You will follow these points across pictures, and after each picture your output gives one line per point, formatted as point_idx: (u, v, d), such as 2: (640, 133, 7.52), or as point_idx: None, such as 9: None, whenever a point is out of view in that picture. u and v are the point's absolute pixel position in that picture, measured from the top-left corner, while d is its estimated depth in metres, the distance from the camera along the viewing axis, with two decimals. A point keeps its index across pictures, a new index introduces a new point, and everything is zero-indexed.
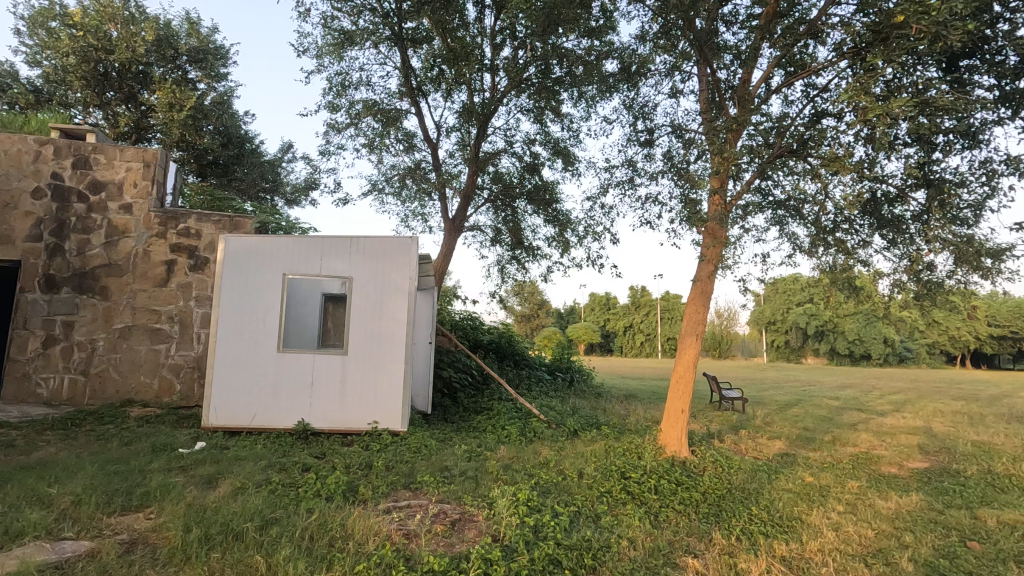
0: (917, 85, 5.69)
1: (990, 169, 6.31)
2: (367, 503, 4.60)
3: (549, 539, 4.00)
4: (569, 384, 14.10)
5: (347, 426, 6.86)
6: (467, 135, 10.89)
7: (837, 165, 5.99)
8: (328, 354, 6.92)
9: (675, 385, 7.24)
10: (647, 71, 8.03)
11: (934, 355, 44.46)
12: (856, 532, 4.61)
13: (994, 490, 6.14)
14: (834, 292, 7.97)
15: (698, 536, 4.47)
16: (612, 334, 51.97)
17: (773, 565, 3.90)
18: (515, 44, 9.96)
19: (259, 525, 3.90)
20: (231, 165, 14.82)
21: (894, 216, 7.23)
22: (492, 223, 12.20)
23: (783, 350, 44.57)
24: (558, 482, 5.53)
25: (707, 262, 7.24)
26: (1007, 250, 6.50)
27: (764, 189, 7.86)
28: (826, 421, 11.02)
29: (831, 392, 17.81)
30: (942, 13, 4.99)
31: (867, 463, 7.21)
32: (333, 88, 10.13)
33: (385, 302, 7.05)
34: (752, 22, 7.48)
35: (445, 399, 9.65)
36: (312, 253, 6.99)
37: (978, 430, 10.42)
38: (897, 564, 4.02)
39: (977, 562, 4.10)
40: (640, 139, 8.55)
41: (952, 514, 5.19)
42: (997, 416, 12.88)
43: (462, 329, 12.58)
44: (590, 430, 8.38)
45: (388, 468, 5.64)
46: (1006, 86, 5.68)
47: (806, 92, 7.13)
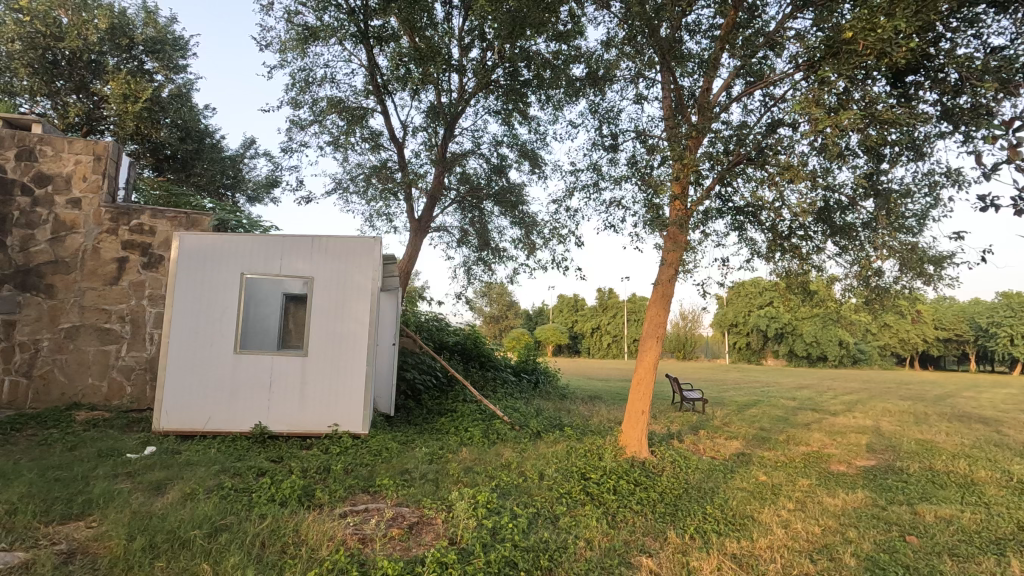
0: (867, 98, 5.92)
1: (933, 180, 6.62)
2: (323, 508, 4.52)
3: (507, 542, 4.00)
4: (535, 385, 14.18)
5: (306, 429, 6.73)
6: (434, 135, 10.81)
7: (791, 173, 6.20)
8: (287, 356, 6.77)
9: (636, 386, 7.36)
10: (613, 77, 8.16)
11: (885, 356, 46.45)
12: (804, 529, 4.77)
13: (934, 486, 6.45)
14: (789, 296, 8.24)
15: (653, 536, 4.55)
16: (580, 335, 52.55)
17: (724, 563, 3.99)
18: (483, 45, 9.95)
19: (208, 531, 3.79)
20: (189, 160, 14.30)
21: (845, 223, 7.52)
22: (459, 224, 12.19)
23: (744, 352, 45.90)
24: (519, 483, 5.55)
25: (667, 266, 7.44)
26: (948, 258, 6.85)
27: (724, 194, 8.06)
28: (782, 421, 11.37)
29: (788, 393, 18.45)
30: (888, 30, 5.24)
31: (819, 462, 7.46)
32: (297, 84, 9.92)
33: (348, 303, 6.95)
34: (714, 32, 7.68)
35: (409, 401, 9.60)
36: (271, 253, 6.83)
37: (922, 429, 10.95)
38: (840, 559, 4.17)
39: (915, 555, 4.30)
40: (605, 144, 8.68)
41: (894, 510, 5.43)
42: (940, 416, 13.56)
43: (427, 330, 12.52)
44: (553, 431, 8.44)
45: (347, 471, 5.56)
46: (948, 102, 5.95)
47: (765, 102, 7.37)
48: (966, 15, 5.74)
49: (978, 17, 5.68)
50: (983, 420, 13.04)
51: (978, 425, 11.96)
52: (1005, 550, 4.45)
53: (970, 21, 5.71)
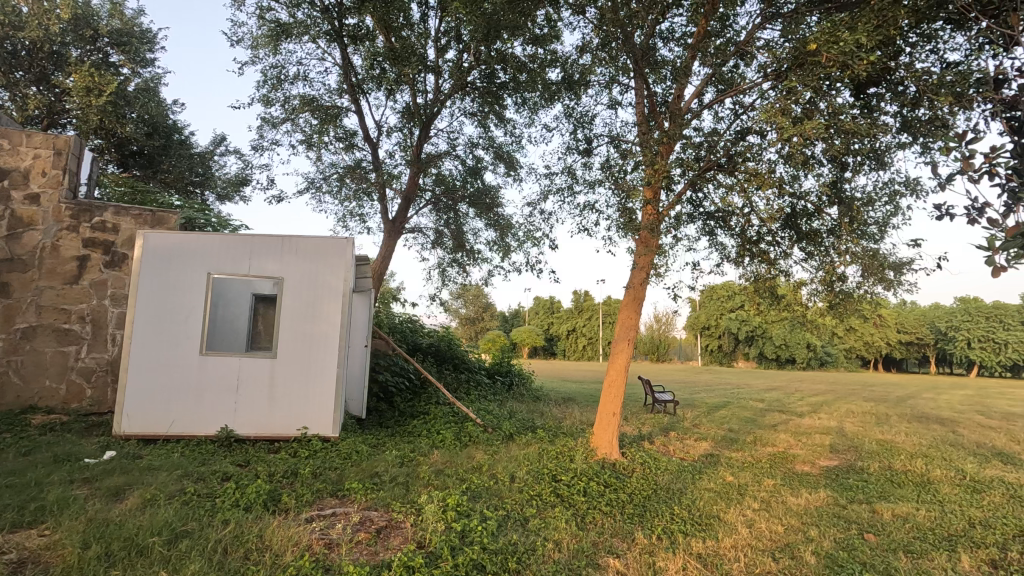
0: (831, 109, 6.09)
1: (893, 190, 6.86)
2: (288, 513, 4.45)
3: (475, 544, 4.00)
4: (509, 387, 14.18)
5: (274, 432, 6.61)
6: (409, 136, 10.76)
7: (759, 180, 6.35)
8: (256, 358, 6.64)
9: (608, 389, 7.42)
10: (588, 82, 8.24)
11: (851, 359, 47.75)
12: (768, 528, 4.89)
13: (892, 486, 6.66)
14: (758, 300, 8.43)
15: (621, 537, 4.60)
16: (555, 338, 52.81)
17: (689, 563, 4.05)
18: (459, 47, 9.92)
19: (168, 538, 3.69)
20: (157, 156, 13.99)
21: (811, 230, 7.70)
22: (434, 225, 12.15)
23: (715, 354, 46.79)
24: (490, 485, 5.56)
25: (639, 269, 7.55)
26: (907, 264, 7.11)
27: (696, 200, 8.21)
28: (750, 422, 11.62)
29: (757, 395, 18.85)
30: (849, 44, 5.42)
31: (783, 462, 7.66)
32: (268, 81, 9.77)
33: (319, 304, 6.86)
34: (686, 40, 7.82)
35: (382, 403, 9.51)
36: (240, 252, 6.70)
37: (883, 430, 11.32)
38: (801, 557, 4.29)
39: (872, 552, 4.44)
40: (579, 148, 8.76)
41: (854, 509, 5.59)
42: (900, 417, 14.04)
43: (401, 332, 12.43)
44: (525, 434, 8.46)
45: (315, 475, 5.48)
46: (907, 114, 6.20)
47: (734, 110, 7.53)
48: (924, 31, 5.96)
49: (936, 33, 5.91)
50: (940, 421, 13.52)
51: (936, 426, 12.44)
52: (956, 546, 4.62)
53: (928, 36, 5.93)
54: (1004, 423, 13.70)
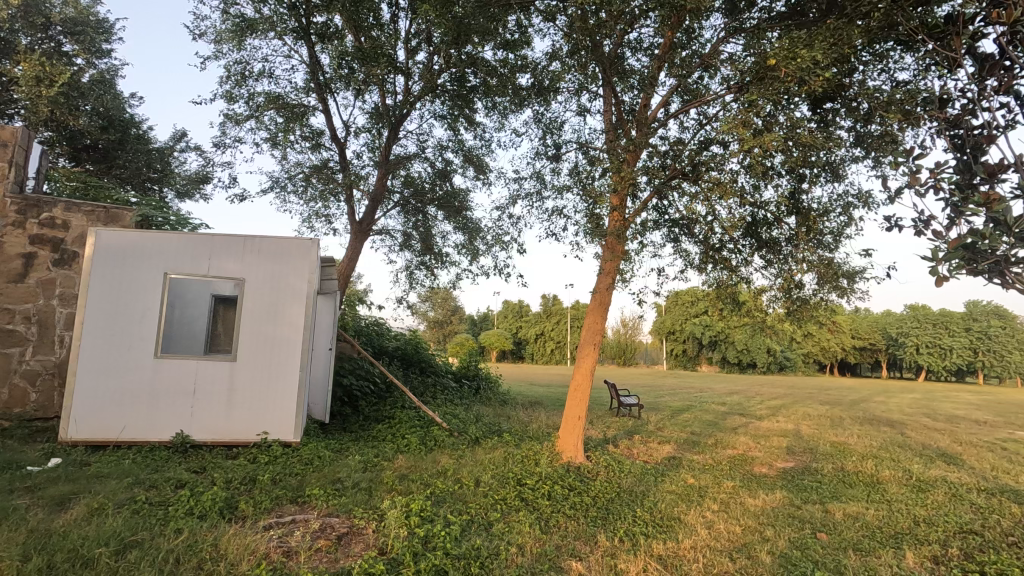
0: (789, 122, 6.30)
1: (846, 202, 7.15)
2: (246, 520, 4.34)
3: (438, 550, 3.97)
4: (476, 391, 14.14)
5: (233, 437, 6.43)
6: (378, 137, 10.66)
7: (721, 190, 6.53)
8: (214, 361, 6.44)
9: (574, 393, 7.48)
10: (557, 88, 8.33)
11: (809, 363, 49.34)
12: (726, 528, 5.02)
13: (844, 486, 6.91)
14: (720, 306, 8.65)
15: (584, 539, 4.64)
16: (524, 342, 52.98)
17: (650, 564, 4.12)
18: (430, 49, 9.89)
19: (115, 549, 3.54)
20: (112, 151, 13.46)
21: (770, 238, 7.93)
22: (402, 227, 12.05)
23: (681, 358, 47.75)
24: (454, 490, 5.53)
25: (605, 274, 7.66)
26: (859, 273, 7.42)
27: (661, 207, 8.38)
28: (712, 425, 11.89)
29: (719, 399, 19.30)
30: (806, 61, 5.64)
31: (742, 465, 7.86)
32: (232, 77, 9.53)
33: (282, 306, 6.72)
34: (653, 51, 7.99)
35: (346, 407, 9.35)
36: (199, 252, 6.50)
37: (837, 432, 11.75)
38: (757, 556, 4.41)
39: (824, 551, 4.59)
40: (548, 153, 8.83)
41: (808, 509, 5.78)
42: (853, 419, 14.61)
43: (366, 335, 12.26)
44: (491, 437, 8.46)
45: (275, 482, 5.35)
46: (860, 129, 6.47)
47: (699, 120, 7.73)
48: (875, 51, 6.24)
49: (886, 53, 6.19)
50: (890, 423, 14.09)
51: (885, 428, 12.98)
52: (902, 543, 4.82)
53: (879, 56, 6.22)
54: (949, 425, 14.39)
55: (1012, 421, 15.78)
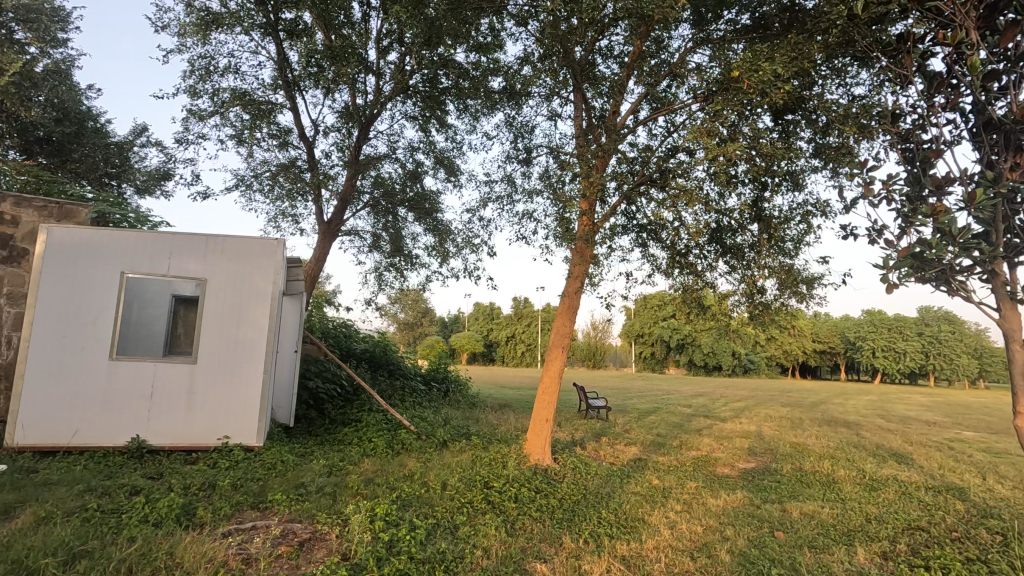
0: (753, 132, 6.46)
1: (806, 210, 7.40)
2: (204, 527, 4.22)
3: (402, 555, 3.94)
4: (445, 393, 14.08)
5: (192, 442, 6.25)
6: (347, 137, 10.53)
7: (687, 197, 6.68)
8: (173, 363, 6.25)
9: (541, 396, 7.52)
10: (528, 92, 8.40)
11: (772, 366, 50.73)
12: (688, 528, 5.13)
13: (802, 485, 7.14)
14: (686, 310, 8.83)
15: (550, 541, 4.67)
16: (494, 344, 53.00)
17: (613, 565, 4.18)
18: (402, 49, 9.83)
19: (63, 559, 3.41)
20: (67, 144, 12.95)
21: (735, 244, 8.13)
22: (371, 228, 11.93)
23: (649, 361, 48.49)
24: (420, 494, 5.50)
25: (574, 278, 7.75)
26: (817, 279, 7.70)
27: (629, 212, 8.51)
28: (677, 427, 12.11)
29: (685, 400, 19.70)
30: (767, 74, 5.83)
31: (706, 465, 8.04)
32: (196, 71, 9.28)
33: (245, 307, 6.56)
34: (623, 58, 8.12)
35: (311, 410, 9.19)
36: (159, 251, 6.30)
37: (796, 433, 12.13)
38: (716, 555, 4.52)
39: (781, 549, 4.74)
40: (519, 157, 8.88)
41: (767, 508, 5.96)
42: (812, 420, 15.13)
43: (334, 337, 12.08)
44: (459, 440, 8.43)
45: (236, 487, 5.22)
46: (819, 140, 6.71)
47: (666, 128, 7.89)
48: (834, 66, 6.47)
49: (844, 69, 6.44)
50: (846, 424, 14.60)
51: (842, 429, 13.44)
52: (854, 540, 5.01)
53: (837, 70, 6.45)
54: (900, 425, 14.99)
55: (959, 421, 16.52)
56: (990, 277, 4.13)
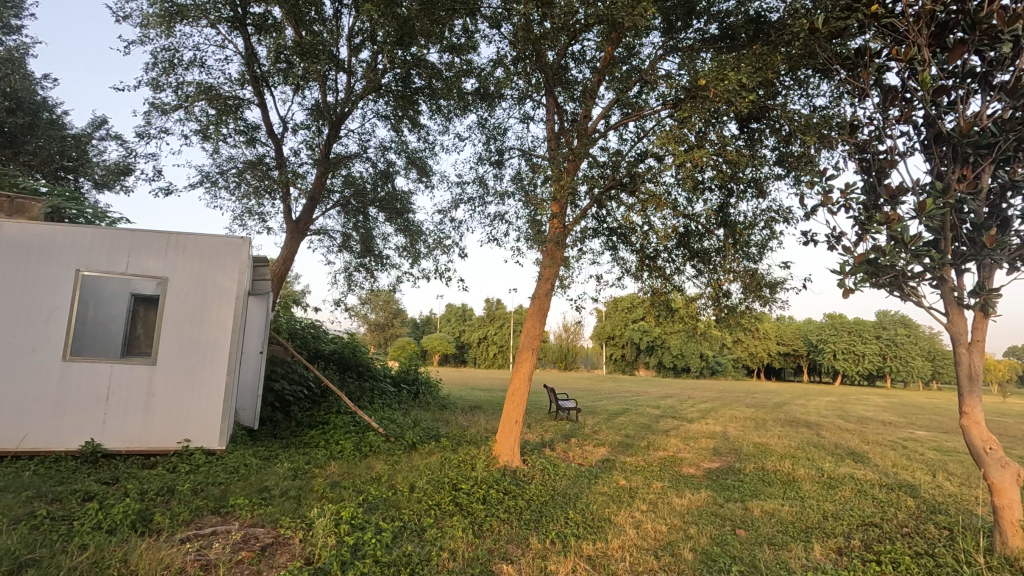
0: (720, 139, 6.60)
1: (769, 216, 7.61)
2: (161, 534, 4.10)
3: (367, 558, 3.90)
4: (415, 395, 13.98)
5: (151, 446, 6.07)
6: (317, 134, 10.36)
7: (656, 202, 6.79)
8: (131, 364, 6.05)
9: (511, 397, 7.53)
10: (501, 95, 8.43)
11: (738, 368, 51.94)
12: (653, 528, 5.21)
13: (764, 484, 7.33)
14: (654, 313, 8.98)
15: (516, 543, 4.69)
16: (466, 345, 52.92)
17: (579, 564, 4.21)
18: (374, 48, 9.73)
19: (8, 569, 3.26)
20: (20, 136, 12.44)
21: (701, 249, 8.31)
22: (341, 228, 11.78)
23: (618, 363, 49.08)
24: (388, 496, 5.45)
25: (544, 281, 7.81)
26: (780, 283, 7.92)
27: (600, 216, 8.62)
28: (645, 428, 12.31)
29: (654, 402, 20.02)
30: (733, 83, 5.98)
31: (672, 466, 8.20)
32: (159, 63, 9.01)
33: (208, 307, 6.40)
34: (595, 64, 8.22)
35: (277, 413, 9.00)
36: (117, 248, 6.08)
37: (760, 433, 12.46)
38: (679, 553, 4.61)
39: (741, 546, 4.86)
40: (491, 159, 8.90)
41: (729, 507, 6.11)
42: (775, 420, 15.56)
43: (301, 338, 11.87)
44: (428, 442, 8.39)
45: (196, 492, 5.08)
46: (782, 149, 6.92)
47: (636, 133, 8.03)
48: (797, 77, 6.67)
49: (806, 80, 6.65)
50: (807, 424, 15.04)
51: (804, 429, 13.85)
52: (811, 537, 5.18)
53: (800, 82, 6.66)
54: (857, 425, 15.53)
55: (912, 421, 17.23)
56: (939, 283, 4.33)
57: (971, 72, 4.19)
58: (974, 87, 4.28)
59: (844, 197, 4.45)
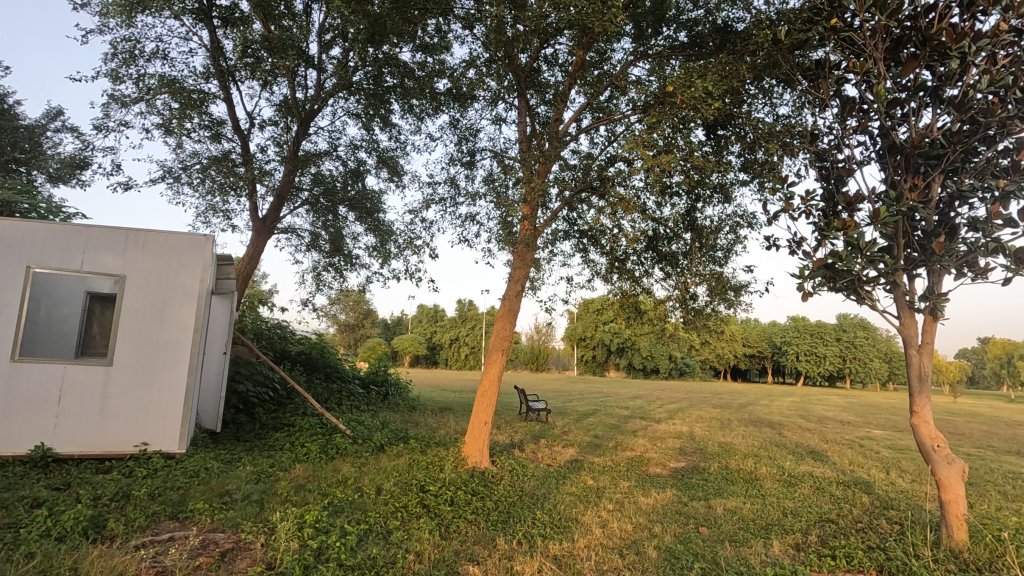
0: (688, 145, 6.72)
1: (734, 221, 7.80)
2: (115, 540, 3.97)
3: (331, 562, 3.84)
4: (385, 397, 13.83)
5: (106, 450, 5.85)
6: (286, 131, 10.15)
7: (624, 205, 6.90)
8: (86, 365, 5.84)
9: (480, 399, 7.52)
10: (474, 96, 8.44)
11: (705, 369, 53.01)
12: (619, 527, 5.26)
13: (728, 483, 7.50)
14: (623, 315, 9.11)
15: (483, 543, 4.69)
16: (438, 346, 52.63)
17: (545, 564, 4.24)
18: (345, 45, 9.62)
19: None
20: None
21: (669, 252, 8.45)
22: (310, 227, 11.59)
23: (589, 364, 49.60)
24: (354, 499, 5.38)
25: (514, 282, 7.84)
26: (744, 286, 8.13)
27: (571, 218, 8.70)
28: (614, 428, 12.46)
29: (623, 403, 20.27)
30: (699, 90, 6.11)
31: (639, 465, 8.31)
32: (119, 54, 8.72)
33: (169, 306, 6.22)
34: (567, 67, 8.29)
35: (240, 415, 8.79)
36: (72, 244, 5.85)
37: (724, 433, 12.75)
38: (643, 552, 4.68)
39: (704, 544, 4.96)
40: (463, 160, 8.89)
41: (693, 505, 6.23)
42: (739, 420, 15.91)
43: (267, 338, 11.63)
44: (397, 444, 8.30)
45: (153, 497, 4.93)
46: (747, 156, 7.10)
47: (607, 137, 8.13)
48: (762, 86, 6.85)
49: (769, 90, 6.85)
50: (771, 424, 15.44)
51: (767, 429, 14.22)
52: (771, 533, 5.32)
53: (764, 91, 6.85)
54: (818, 425, 16.03)
55: (869, 421, 17.85)
56: (892, 287, 4.51)
57: (922, 86, 4.38)
58: (925, 100, 4.47)
59: (804, 203, 4.61)
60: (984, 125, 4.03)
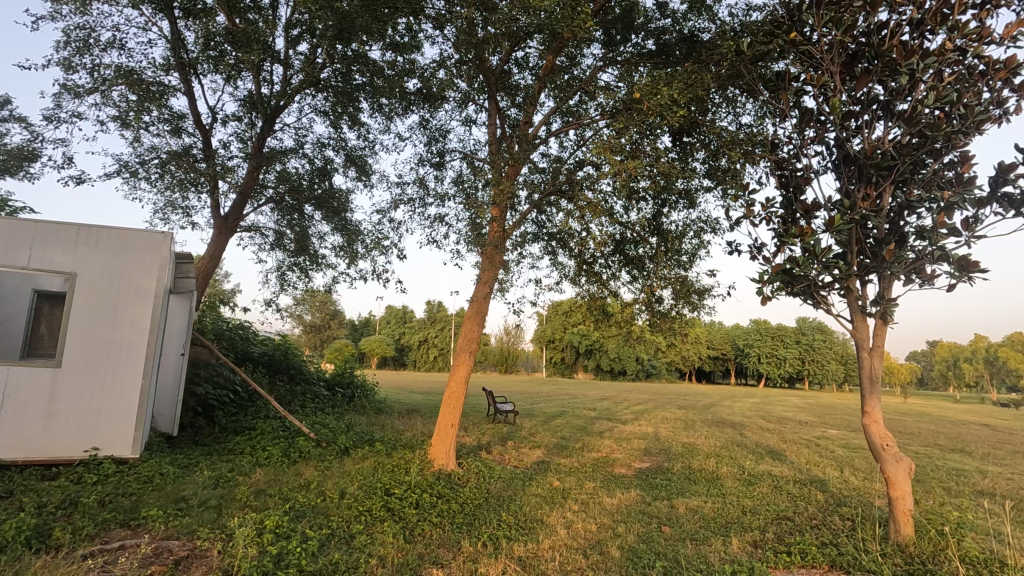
0: (654, 151, 6.85)
1: (698, 226, 7.98)
2: (60, 550, 3.80)
3: (291, 568, 3.76)
4: (350, 399, 13.62)
5: (53, 455, 5.58)
6: (250, 127, 9.91)
7: (592, 208, 6.98)
8: (32, 367, 5.58)
9: (447, 402, 7.47)
10: (444, 97, 8.41)
11: (671, 371, 54.01)
12: (583, 527, 5.33)
13: (690, 482, 7.66)
14: (591, 317, 9.22)
15: (447, 546, 4.67)
16: (406, 348, 52.16)
17: (509, 565, 4.26)
18: (312, 41, 9.47)
19: None
20: None
21: (635, 255, 8.57)
22: (274, 225, 11.35)
23: (557, 366, 49.96)
24: (317, 503, 5.29)
25: (483, 283, 7.84)
26: (707, 290, 8.32)
27: (540, 221, 8.75)
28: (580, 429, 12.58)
29: (590, 404, 20.49)
30: (665, 97, 6.23)
31: (604, 466, 8.41)
32: (72, 42, 8.37)
33: (123, 306, 5.99)
34: (537, 71, 8.35)
35: (198, 418, 8.53)
36: (18, 240, 5.58)
37: (688, 433, 13.02)
38: (607, 551, 4.74)
39: (665, 543, 5.05)
40: (432, 161, 8.84)
41: (657, 505, 6.33)
42: (702, 420, 16.27)
43: (229, 339, 11.32)
44: (362, 447, 8.19)
45: (103, 505, 4.73)
46: (711, 162, 7.28)
47: (575, 141, 8.21)
48: (726, 95, 7.02)
49: (733, 99, 7.03)
50: (732, 425, 15.88)
51: (730, 429, 14.58)
52: (730, 531, 5.46)
53: (728, 100, 7.02)
54: (777, 425, 16.51)
55: (826, 421, 18.49)
56: (846, 292, 4.68)
57: (874, 99, 4.58)
58: (878, 113, 4.67)
59: (764, 210, 4.76)
60: (931, 139, 4.23)
